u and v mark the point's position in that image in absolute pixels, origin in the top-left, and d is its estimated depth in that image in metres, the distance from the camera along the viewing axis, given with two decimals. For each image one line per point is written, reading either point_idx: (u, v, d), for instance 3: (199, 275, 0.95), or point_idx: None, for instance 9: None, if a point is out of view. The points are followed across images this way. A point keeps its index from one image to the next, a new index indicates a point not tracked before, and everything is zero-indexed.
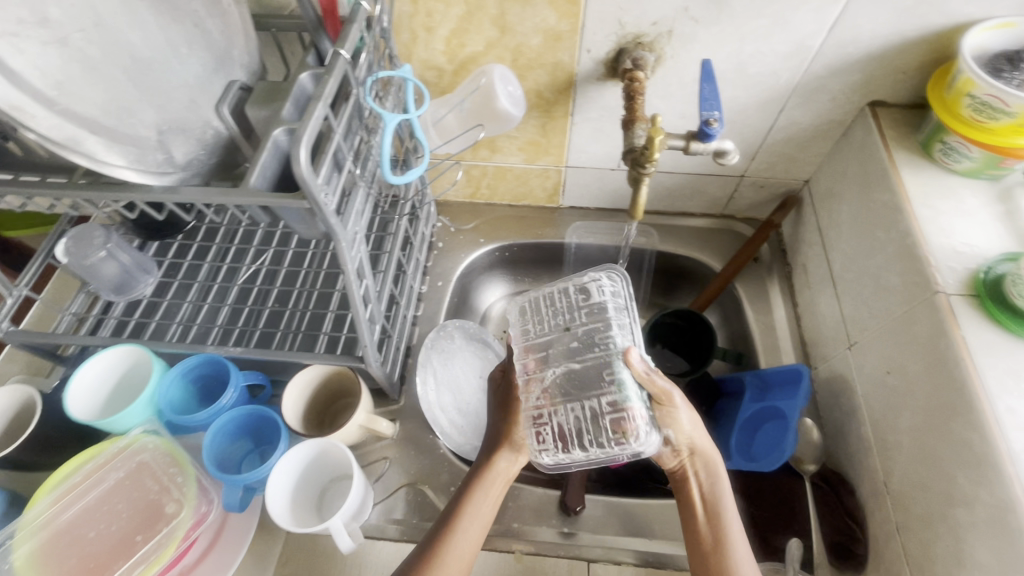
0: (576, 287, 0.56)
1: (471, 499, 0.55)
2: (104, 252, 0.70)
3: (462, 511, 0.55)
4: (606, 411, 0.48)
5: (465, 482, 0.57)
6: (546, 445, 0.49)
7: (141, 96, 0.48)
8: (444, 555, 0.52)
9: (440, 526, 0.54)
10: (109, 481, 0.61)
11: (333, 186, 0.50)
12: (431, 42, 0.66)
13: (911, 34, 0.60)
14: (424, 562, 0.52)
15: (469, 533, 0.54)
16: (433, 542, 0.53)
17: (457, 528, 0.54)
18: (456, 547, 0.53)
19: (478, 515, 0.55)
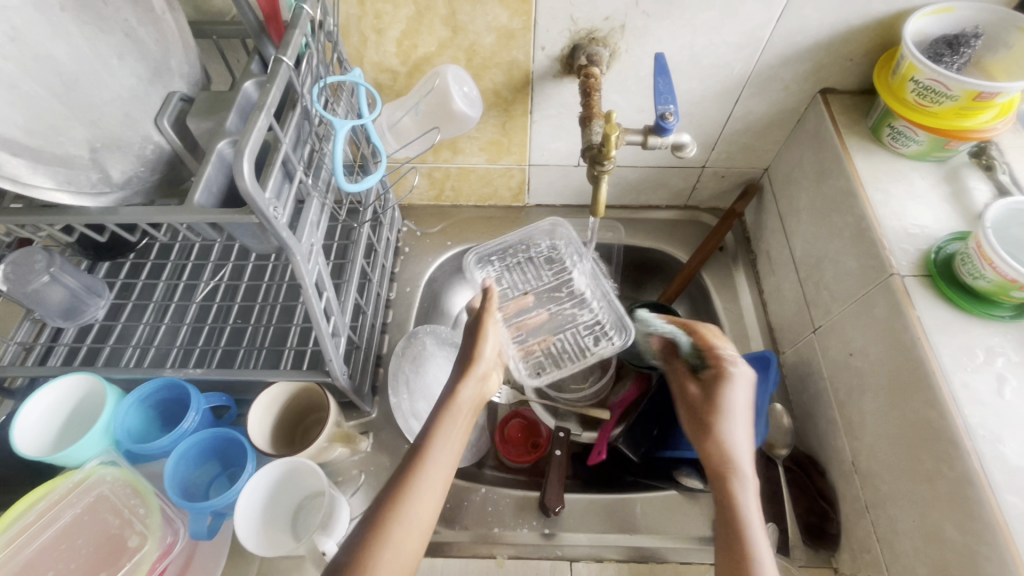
0: (541, 261, 0.85)
1: (442, 428, 0.53)
2: (48, 277, 0.66)
3: (433, 438, 0.52)
4: (577, 351, 0.78)
5: (430, 416, 0.54)
6: (565, 355, 0.79)
7: (70, 113, 0.45)
8: (416, 479, 0.49)
9: (410, 455, 0.51)
10: (65, 517, 0.58)
11: (284, 198, 0.49)
12: (382, 44, 0.65)
13: (855, 22, 0.61)
14: (396, 490, 0.48)
15: (441, 466, 0.51)
16: (405, 470, 0.50)
17: (429, 456, 0.51)
18: (427, 477, 0.49)
19: (447, 449, 0.52)
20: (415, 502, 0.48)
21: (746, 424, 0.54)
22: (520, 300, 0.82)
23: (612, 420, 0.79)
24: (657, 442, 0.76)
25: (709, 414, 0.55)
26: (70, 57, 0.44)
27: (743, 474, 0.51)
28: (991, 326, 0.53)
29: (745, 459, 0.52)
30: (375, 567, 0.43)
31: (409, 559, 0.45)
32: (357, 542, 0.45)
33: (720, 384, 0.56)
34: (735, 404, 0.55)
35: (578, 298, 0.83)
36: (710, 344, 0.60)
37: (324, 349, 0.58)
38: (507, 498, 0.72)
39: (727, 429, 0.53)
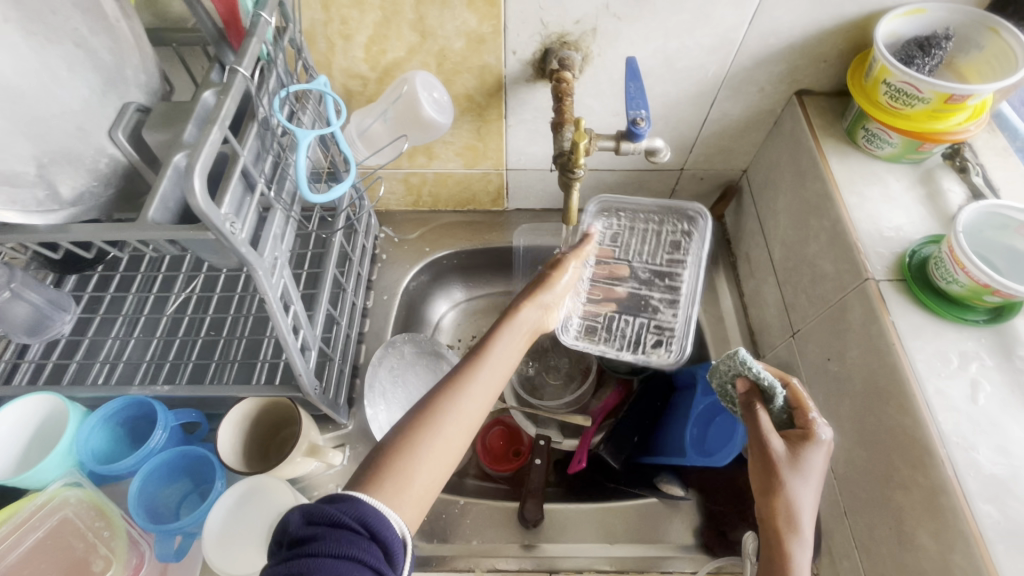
0: (668, 232, 0.76)
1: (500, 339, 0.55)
2: (9, 293, 0.63)
3: (490, 348, 0.54)
4: (641, 334, 0.72)
5: (491, 329, 0.57)
6: (625, 344, 0.72)
7: (16, 128, 0.43)
8: (470, 381, 0.51)
9: (465, 360, 0.53)
10: (28, 542, 0.56)
11: (244, 213, 0.47)
12: (349, 50, 0.63)
13: (827, 24, 0.60)
14: (448, 387, 0.50)
15: (493, 374, 0.53)
16: (460, 372, 0.51)
17: (484, 363, 0.53)
18: (480, 383, 0.51)
19: (502, 360, 0.54)
20: (466, 400, 0.49)
21: (817, 493, 0.47)
22: (613, 270, 0.76)
23: (592, 428, 0.79)
24: (638, 447, 0.76)
25: (790, 471, 0.46)
26: (15, 70, 0.43)
27: (803, 542, 0.45)
28: (964, 331, 0.53)
29: (808, 539, 0.45)
30: (421, 452, 0.45)
31: (452, 454, 0.47)
32: (406, 425, 0.47)
33: (807, 449, 0.48)
34: (815, 470, 0.47)
35: (672, 293, 0.74)
36: (800, 403, 0.51)
37: (293, 364, 0.57)
38: (486, 509, 0.71)
39: (801, 492, 0.46)
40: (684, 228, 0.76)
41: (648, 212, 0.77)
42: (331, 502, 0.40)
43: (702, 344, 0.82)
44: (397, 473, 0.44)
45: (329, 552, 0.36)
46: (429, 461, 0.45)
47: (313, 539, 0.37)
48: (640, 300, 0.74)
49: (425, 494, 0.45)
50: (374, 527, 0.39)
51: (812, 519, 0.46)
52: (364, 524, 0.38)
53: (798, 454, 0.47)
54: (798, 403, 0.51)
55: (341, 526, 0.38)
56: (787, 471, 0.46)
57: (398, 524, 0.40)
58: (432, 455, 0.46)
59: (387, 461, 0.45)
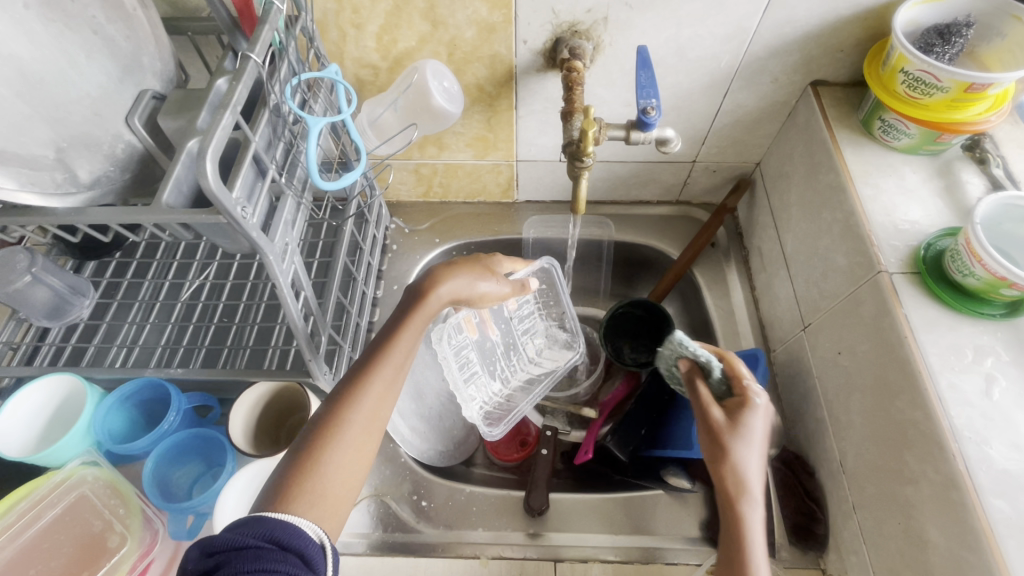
0: (550, 328, 0.84)
1: (404, 330, 0.55)
2: (30, 277, 0.66)
3: (394, 341, 0.55)
4: (479, 382, 0.76)
5: (394, 320, 0.57)
6: (469, 386, 0.73)
7: (35, 113, 0.44)
8: (370, 379, 0.52)
9: (366, 357, 0.54)
10: (47, 518, 0.57)
11: (255, 198, 0.48)
12: (361, 39, 0.64)
13: (844, 13, 0.59)
14: (349, 390, 0.51)
15: (395, 367, 0.53)
16: (361, 371, 0.52)
17: (387, 357, 0.53)
18: (383, 378, 0.52)
19: (404, 352, 0.55)
20: (364, 402, 0.50)
21: (761, 456, 0.49)
22: (495, 329, 0.78)
23: (599, 420, 0.78)
24: (644, 440, 0.74)
25: (733, 437, 0.49)
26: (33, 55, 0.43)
27: (753, 504, 0.47)
28: (980, 325, 0.52)
29: (758, 497, 0.47)
30: (329, 462, 0.47)
31: (361, 459, 0.49)
32: (310, 438, 0.48)
33: (744, 414, 0.50)
34: (757, 433, 0.49)
35: (511, 379, 0.80)
36: (734, 370, 0.54)
37: (301, 349, 0.58)
38: (490, 497, 0.71)
39: (746, 456, 0.48)
40: (547, 347, 0.84)
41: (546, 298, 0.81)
42: (232, 527, 0.40)
43: (712, 338, 0.81)
44: (303, 494, 0.45)
45: (244, 569, 0.37)
46: (338, 469, 0.47)
47: (220, 565, 0.38)
48: (491, 366, 0.78)
49: (339, 504, 0.47)
50: (284, 540, 0.40)
51: (760, 480, 0.48)
52: (273, 542, 0.40)
53: (739, 419, 0.50)
54: (734, 373, 0.53)
55: (249, 546, 0.39)
56: (728, 437, 0.49)
57: (314, 531, 0.42)
58: (341, 464, 0.47)
59: (296, 478, 0.45)
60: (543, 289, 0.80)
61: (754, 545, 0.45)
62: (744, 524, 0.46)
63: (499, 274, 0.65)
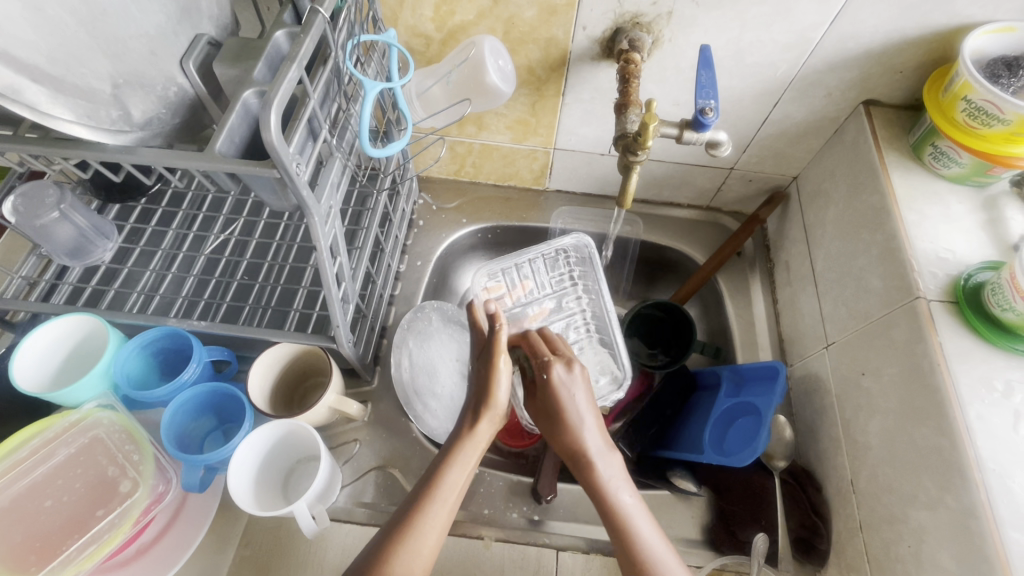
0: (546, 256, 0.82)
1: (451, 466, 0.50)
2: (58, 213, 0.65)
3: (441, 478, 0.49)
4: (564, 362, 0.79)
5: (438, 455, 0.51)
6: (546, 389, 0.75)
7: (95, 45, 0.43)
8: (417, 526, 0.46)
9: (417, 493, 0.49)
10: (59, 456, 0.58)
11: (307, 156, 0.47)
12: (418, 7, 0.62)
13: (911, 34, 0.58)
14: (399, 535, 0.46)
15: (445, 508, 0.48)
16: (411, 508, 0.47)
17: (435, 496, 0.48)
18: (436, 516, 0.47)
19: (453, 490, 0.49)
20: (414, 547, 0.45)
21: (595, 420, 0.53)
22: (543, 305, 0.83)
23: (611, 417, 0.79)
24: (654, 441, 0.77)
25: (561, 422, 0.53)
26: None
27: (603, 463, 0.51)
28: (1013, 361, 0.52)
29: (600, 462, 0.51)
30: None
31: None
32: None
33: (554, 393, 0.54)
34: (574, 406, 0.53)
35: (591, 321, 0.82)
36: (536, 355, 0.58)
37: (332, 314, 0.57)
38: (498, 481, 0.71)
39: (572, 437, 0.52)
40: (563, 252, 0.83)
41: (507, 266, 0.81)
42: None
43: (731, 346, 0.81)
44: None
45: None
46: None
47: None
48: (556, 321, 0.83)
49: None
50: None
51: (603, 442, 0.52)
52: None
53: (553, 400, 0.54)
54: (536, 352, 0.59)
55: None
56: (562, 424, 0.53)
57: None
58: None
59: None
60: (489, 269, 0.79)
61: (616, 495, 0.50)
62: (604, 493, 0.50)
63: (502, 363, 0.54)
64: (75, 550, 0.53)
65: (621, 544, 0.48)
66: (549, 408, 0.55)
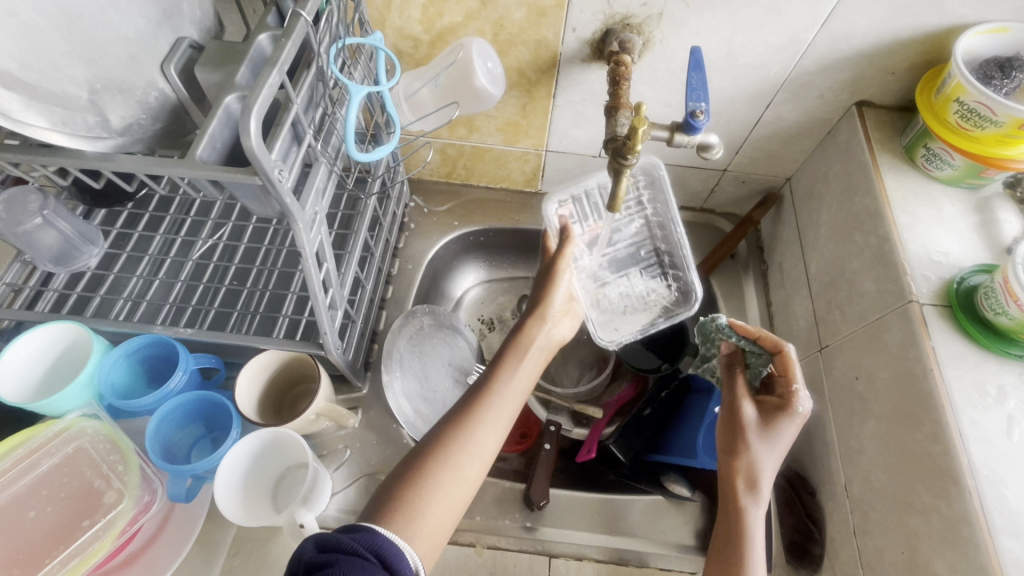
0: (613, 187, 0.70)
1: (515, 364, 0.56)
2: (40, 219, 0.64)
3: (500, 373, 0.55)
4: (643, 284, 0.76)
5: (496, 357, 0.57)
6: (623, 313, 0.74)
7: (71, 50, 0.43)
8: (483, 406, 0.52)
9: (477, 386, 0.55)
10: (42, 467, 0.57)
11: (291, 162, 0.46)
12: (406, 9, 0.61)
13: (903, 34, 0.58)
14: (464, 413, 0.52)
15: (510, 399, 0.54)
16: (474, 396, 0.53)
17: (495, 387, 0.54)
18: (500, 400, 0.53)
19: (516, 390, 0.55)
20: (480, 431, 0.51)
21: (778, 460, 0.53)
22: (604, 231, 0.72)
23: (604, 419, 0.79)
24: (646, 444, 0.74)
25: (757, 447, 0.52)
26: None
27: (757, 497, 0.51)
28: (1006, 365, 0.52)
29: (758, 499, 0.51)
30: (438, 477, 0.48)
31: (467, 485, 0.49)
32: (420, 458, 0.49)
33: (781, 419, 0.53)
34: (781, 441, 0.52)
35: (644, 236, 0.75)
36: (788, 371, 0.54)
37: (319, 322, 0.56)
38: (490, 487, 0.71)
39: (757, 458, 0.51)
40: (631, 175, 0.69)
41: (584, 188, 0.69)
42: (346, 532, 0.42)
43: None
44: (405, 508, 0.46)
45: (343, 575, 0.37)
46: (458, 485, 0.48)
47: (329, 564, 0.38)
48: (626, 272, 0.76)
49: (437, 528, 0.46)
50: (385, 560, 0.40)
51: (770, 482, 0.52)
52: (378, 555, 0.40)
53: (769, 425, 0.53)
54: (786, 370, 0.55)
55: (354, 554, 0.39)
56: (755, 442, 0.52)
57: (411, 559, 0.42)
58: (446, 490, 0.47)
59: (405, 496, 0.46)
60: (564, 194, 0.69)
61: (751, 535, 0.49)
62: (744, 513, 0.50)
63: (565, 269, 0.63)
64: (58, 563, 0.52)
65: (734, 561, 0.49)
66: (761, 426, 0.53)
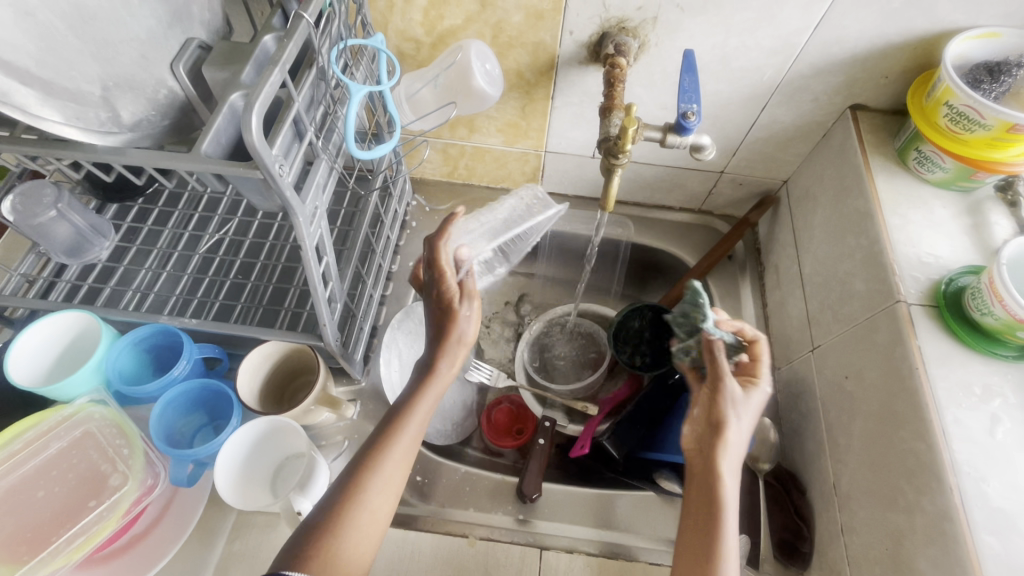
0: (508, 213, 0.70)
1: (420, 397, 0.51)
2: (54, 212, 0.66)
3: (407, 410, 0.51)
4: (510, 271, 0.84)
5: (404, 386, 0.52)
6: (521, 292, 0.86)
7: (85, 49, 0.45)
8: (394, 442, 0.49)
9: (386, 419, 0.51)
10: (51, 450, 0.59)
11: (292, 157, 0.48)
12: (408, 12, 0.63)
13: (895, 39, 0.59)
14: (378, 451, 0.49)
15: (416, 428, 0.51)
16: (383, 433, 0.50)
17: (406, 421, 0.50)
18: (412, 435, 0.50)
19: (422, 417, 0.51)
20: (389, 468, 0.48)
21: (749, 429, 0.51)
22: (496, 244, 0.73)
23: (598, 417, 0.78)
24: (640, 442, 0.74)
25: (734, 413, 0.49)
26: None
27: (732, 474, 0.48)
28: (992, 365, 0.52)
29: (733, 472, 0.48)
30: (347, 531, 0.45)
31: (382, 522, 0.48)
32: (328, 512, 0.46)
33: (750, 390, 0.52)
34: (751, 411, 0.51)
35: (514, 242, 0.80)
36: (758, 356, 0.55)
37: (319, 313, 0.58)
38: (484, 481, 0.72)
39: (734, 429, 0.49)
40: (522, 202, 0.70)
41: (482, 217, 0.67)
42: None
43: None
44: (324, 556, 0.44)
45: None
46: (373, 525, 0.47)
47: None
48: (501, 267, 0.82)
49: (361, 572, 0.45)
50: None
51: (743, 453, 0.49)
52: None
53: (741, 394, 0.51)
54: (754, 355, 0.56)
55: None
56: (731, 409, 0.49)
57: None
58: (365, 531, 0.46)
59: (323, 542, 0.44)
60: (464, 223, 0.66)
61: (728, 511, 0.46)
62: (719, 489, 0.47)
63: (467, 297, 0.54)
64: (65, 540, 0.54)
65: (710, 538, 0.45)
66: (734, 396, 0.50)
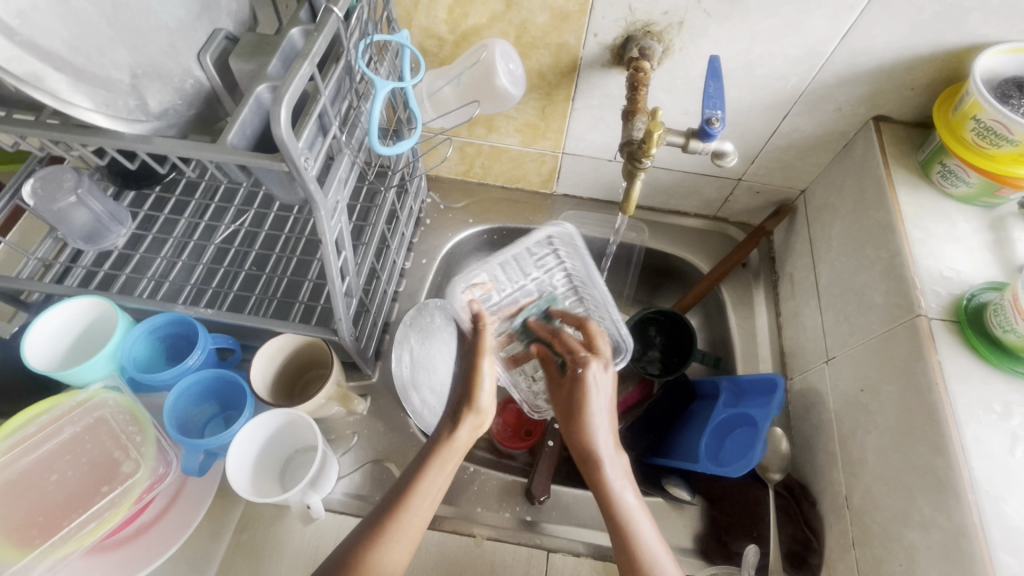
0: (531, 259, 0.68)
1: (431, 470, 0.52)
2: (75, 198, 0.67)
3: (417, 483, 0.51)
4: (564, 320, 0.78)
5: (418, 457, 0.53)
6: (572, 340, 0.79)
7: (115, 36, 0.45)
8: (398, 518, 0.49)
9: (394, 492, 0.51)
10: (64, 434, 0.60)
11: (316, 151, 0.48)
12: (433, 10, 0.63)
13: (922, 51, 0.58)
14: (378, 528, 0.48)
15: (426, 502, 0.51)
16: (388, 505, 0.50)
17: (415, 493, 0.50)
18: (419, 509, 0.50)
19: (432, 490, 0.51)
20: (391, 547, 0.47)
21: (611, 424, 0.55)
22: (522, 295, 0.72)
23: None
24: (649, 448, 0.76)
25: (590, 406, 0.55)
26: None
27: (610, 471, 0.52)
28: (1012, 382, 0.52)
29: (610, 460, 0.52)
30: None
31: None
32: None
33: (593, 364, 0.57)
34: (600, 399, 0.55)
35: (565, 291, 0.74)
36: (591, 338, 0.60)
37: (335, 308, 0.58)
38: (492, 480, 0.72)
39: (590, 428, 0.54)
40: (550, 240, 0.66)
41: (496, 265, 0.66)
42: None
43: (730, 358, 0.82)
44: None
45: None
46: None
47: None
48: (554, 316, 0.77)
49: None
50: None
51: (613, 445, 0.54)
52: None
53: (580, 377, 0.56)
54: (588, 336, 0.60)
55: None
56: (583, 406, 0.55)
57: None
58: None
59: None
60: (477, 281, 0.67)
61: (621, 502, 0.51)
62: (608, 491, 0.51)
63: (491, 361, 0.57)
64: (75, 526, 0.55)
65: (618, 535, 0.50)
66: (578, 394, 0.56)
